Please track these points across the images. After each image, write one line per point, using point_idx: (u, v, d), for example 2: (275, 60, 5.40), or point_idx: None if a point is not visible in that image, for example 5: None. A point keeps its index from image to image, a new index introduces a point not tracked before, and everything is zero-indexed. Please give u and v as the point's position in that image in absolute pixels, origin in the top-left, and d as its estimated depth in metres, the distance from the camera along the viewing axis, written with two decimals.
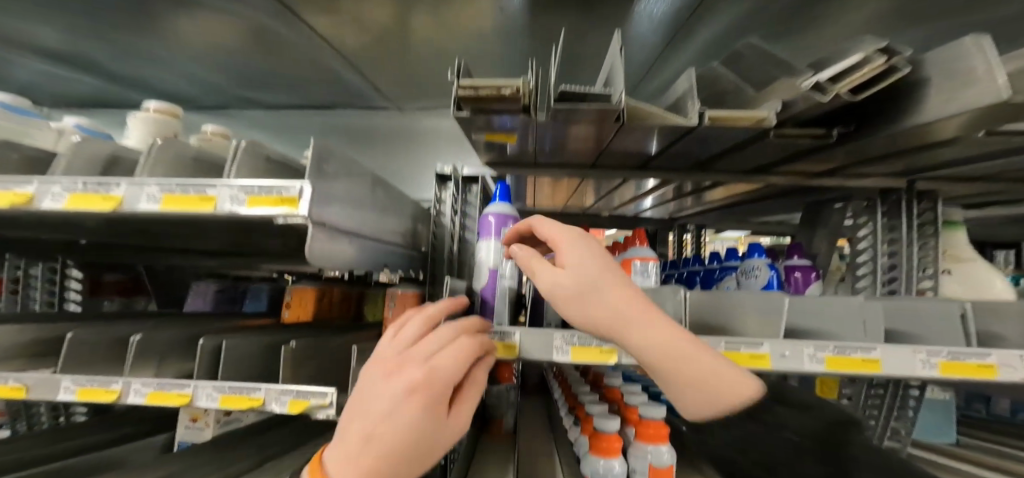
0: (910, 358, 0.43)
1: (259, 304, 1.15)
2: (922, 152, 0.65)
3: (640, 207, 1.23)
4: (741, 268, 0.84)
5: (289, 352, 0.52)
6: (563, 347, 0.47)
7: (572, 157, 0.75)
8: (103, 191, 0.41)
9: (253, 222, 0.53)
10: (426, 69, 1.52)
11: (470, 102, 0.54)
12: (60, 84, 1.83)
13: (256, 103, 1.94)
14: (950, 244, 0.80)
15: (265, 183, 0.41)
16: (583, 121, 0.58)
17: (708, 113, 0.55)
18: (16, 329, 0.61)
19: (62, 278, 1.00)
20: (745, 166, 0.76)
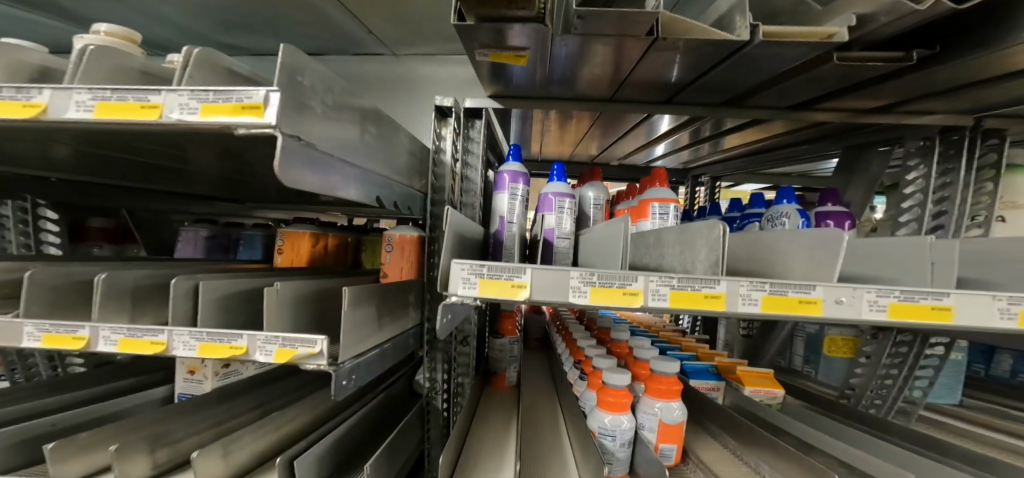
0: (986, 307, 0.37)
1: (253, 251, 1.12)
2: (1007, 82, 0.56)
3: (651, 156, 1.13)
4: (765, 215, 0.78)
5: (273, 294, 0.46)
6: (581, 287, 0.41)
7: (588, 90, 0.66)
8: (27, 99, 0.39)
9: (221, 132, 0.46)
10: (422, 7, 1.36)
11: (476, 2, 0.45)
12: (22, 31, 1.66)
13: (237, 50, 1.78)
14: (1009, 189, 0.72)
15: (218, 90, 0.36)
16: (608, 37, 0.50)
17: (761, 26, 0.47)
18: None
19: (35, 218, 0.93)
20: (789, 101, 0.67)
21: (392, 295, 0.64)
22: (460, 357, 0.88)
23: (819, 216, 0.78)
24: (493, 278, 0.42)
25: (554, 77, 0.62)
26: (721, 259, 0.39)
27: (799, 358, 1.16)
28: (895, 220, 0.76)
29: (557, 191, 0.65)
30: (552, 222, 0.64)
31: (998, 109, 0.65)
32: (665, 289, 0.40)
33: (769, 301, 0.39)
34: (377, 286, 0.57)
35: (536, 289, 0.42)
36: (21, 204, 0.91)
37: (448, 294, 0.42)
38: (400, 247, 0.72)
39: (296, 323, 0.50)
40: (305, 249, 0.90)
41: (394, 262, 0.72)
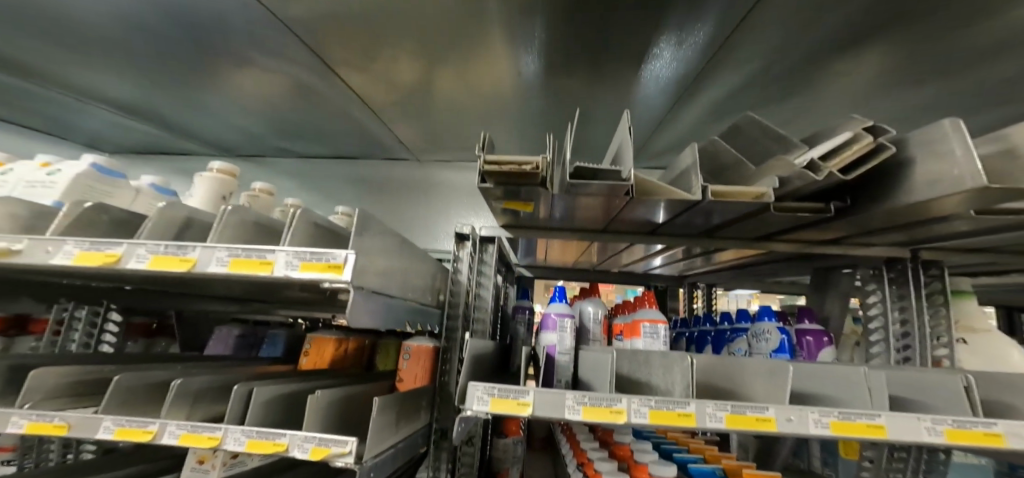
0: (916, 425, 0.48)
1: (274, 349, 1.19)
2: (920, 225, 0.69)
3: (650, 265, 1.27)
4: (752, 332, 0.87)
5: (313, 400, 0.54)
6: (575, 406, 0.49)
7: (583, 223, 0.81)
8: (181, 254, 0.47)
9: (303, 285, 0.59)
10: (449, 125, 1.67)
11: (494, 176, 0.61)
12: (120, 132, 2.04)
13: (290, 153, 2.11)
14: (963, 314, 0.84)
15: (315, 250, 0.47)
16: (594, 195, 0.62)
17: (709, 188, 0.58)
18: (65, 370, 0.65)
19: (102, 321, 1.08)
20: (751, 234, 0.81)
21: (408, 399, 0.71)
22: (463, 457, 0.89)
23: (798, 332, 0.87)
24: (503, 397, 0.51)
25: (554, 216, 0.78)
26: (693, 384, 0.52)
27: (816, 464, 1.12)
28: (867, 339, 0.85)
29: (559, 311, 0.82)
30: (554, 339, 0.79)
31: (928, 242, 0.77)
32: (645, 408, 0.49)
33: (731, 418, 0.48)
34: (398, 394, 0.66)
35: (539, 406, 0.51)
36: (95, 309, 1.06)
37: (465, 409, 0.51)
38: (416, 356, 0.87)
39: (326, 425, 0.57)
40: (328, 353, 1.00)
41: (409, 368, 0.87)
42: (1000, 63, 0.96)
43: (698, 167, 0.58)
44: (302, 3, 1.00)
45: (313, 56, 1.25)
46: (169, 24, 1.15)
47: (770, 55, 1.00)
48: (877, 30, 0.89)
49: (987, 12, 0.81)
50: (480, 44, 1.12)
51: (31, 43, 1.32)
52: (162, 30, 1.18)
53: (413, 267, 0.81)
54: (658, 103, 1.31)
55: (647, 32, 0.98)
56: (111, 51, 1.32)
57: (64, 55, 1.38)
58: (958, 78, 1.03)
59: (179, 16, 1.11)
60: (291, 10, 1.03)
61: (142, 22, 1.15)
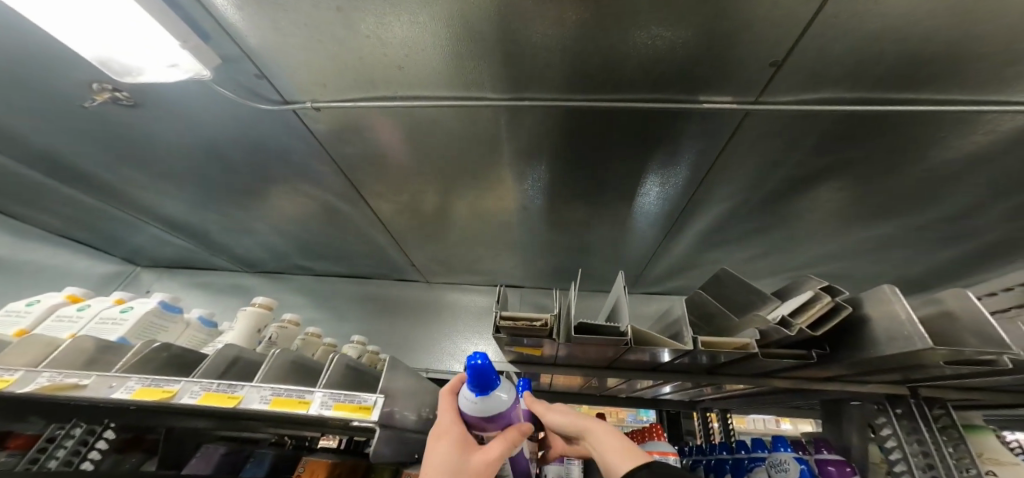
0: None
1: (257, 470, 1.09)
2: (904, 368, 0.74)
3: (659, 392, 1.25)
4: (770, 462, 0.85)
5: None
6: None
7: (588, 361, 0.85)
8: (229, 391, 0.52)
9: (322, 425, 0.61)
10: (461, 249, 1.86)
11: (506, 328, 0.68)
12: (162, 247, 2.26)
13: (309, 269, 2.27)
14: (991, 448, 0.82)
15: (348, 392, 0.53)
16: (598, 344, 0.68)
17: (698, 338, 0.66)
18: None
19: (94, 440, 1.07)
20: (749, 371, 0.85)
21: None
22: None
23: (820, 462, 0.86)
24: None
25: (560, 356, 0.83)
26: None
27: None
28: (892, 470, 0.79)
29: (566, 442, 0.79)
30: None
31: (922, 380, 0.80)
32: None
33: None
34: None
35: None
36: (91, 427, 1.07)
37: None
38: None
39: None
40: (323, 476, 0.93)
41: None
42: (929, 206, 1.18)
43: (686, 321, 0.68)
44: (355, 148, 1.25)
45: (358, 192, 1.50)
46: (250, 164, 1.43)
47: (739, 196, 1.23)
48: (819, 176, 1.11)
49: (898, 166, 1.04)
50: (495, 185, 1.37)
51: (129, 176, 1.61)
52: (241, 165, 1.45)
53: (424, 395, 0.84)
54: (648, 233, 1.50)
55: (632, 179, 1.23)
56: (191, 182, 1.60)
57: (150, 185, 1.66)
58: (893, 217, 1.25)
59: (260, 159, 1.39)
60: (346, 151, 1.27)
61: (228, 162, 1.44)
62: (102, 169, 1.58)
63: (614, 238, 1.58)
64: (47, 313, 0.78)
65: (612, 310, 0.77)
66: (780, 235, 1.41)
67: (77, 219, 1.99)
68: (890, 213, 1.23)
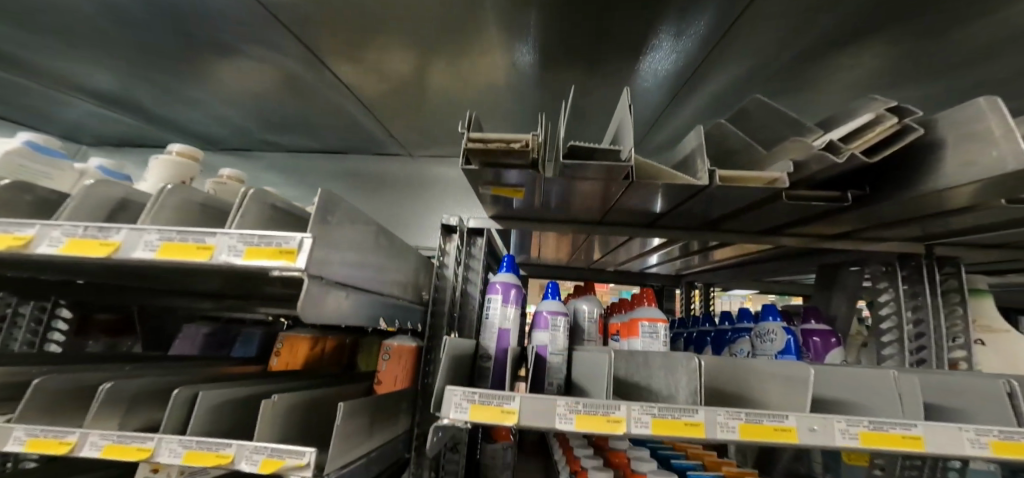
0: (956, 436, 0.41)
1: (248, 350, 1.15)
2: (935, 219, 0.65)
3: (644, 263, 1.21)
4: (753, 331, 0.77)
5: (268, 406, 0.48)
6: (567, 414, 0.44)
7: (580, 214, 0.77)
8: (102, 237, 0.40)
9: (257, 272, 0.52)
10: (441, 120, 1.60)
11: (477, 155, 0.57)
12: (98, 125, 1.96)
13: (276, 146, 2.02)
14: (981, 313, 0.77)
15: (265, 234, 0.40)
16: (589, 180, 0.58)
17: (717, 172, 0.55)
18: None
19: (50, 318, 0.96)
20: (756, 227, 0.76)
21: (385, 405, 0.67)
22: (449, 464, 0.88)
23: (803, 332, 0.79)
24: (484, 404, 0.45)
25: (548, 205, 0.73)
26: (699, 389, 0.44)
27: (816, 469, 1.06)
28: (878, 339, 0.79)
29: (551, 309, 0.73)
30: (545, 339, 0.71)
31: (944, 239, 0.73)
32: (647, 417, 0.43)
33: (745, 428, 0.42)
34: (370, 398, 0.61)
35: (526, 414, 0.45)
36: (41, 303, 0.95)
37: (441, 417, 0.45)
38: (397, 356, 0.79)
39: (284, 433, 0.51)
40: (303, 353, 0.92)
41: (389, 369, 0.79)
42: None
43: (704, 150, 0.56)
44: None
45: (301, 45, 1.19)
46: (148, 9, 1.09)
47: (764, 54, 0.96)
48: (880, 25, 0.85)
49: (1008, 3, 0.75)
50: (473, 37, 1.07)
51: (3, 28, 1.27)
52: (139, 16, 1.12)
53: (400, 255, 0.77)
54: (652, 100, 1.24)
55: (644, 25, 0.93)
56: (86, 41, 1.27)
57: (32, 40, 1.31)
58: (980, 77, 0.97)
59: (160, 5, 1.06)
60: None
61: (117, 7, 1.09)
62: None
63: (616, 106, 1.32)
64: None
65: (614, 138, 0.67)
66: (829, 112, 1.16)
67: None
68: (963, 75, 0.98)
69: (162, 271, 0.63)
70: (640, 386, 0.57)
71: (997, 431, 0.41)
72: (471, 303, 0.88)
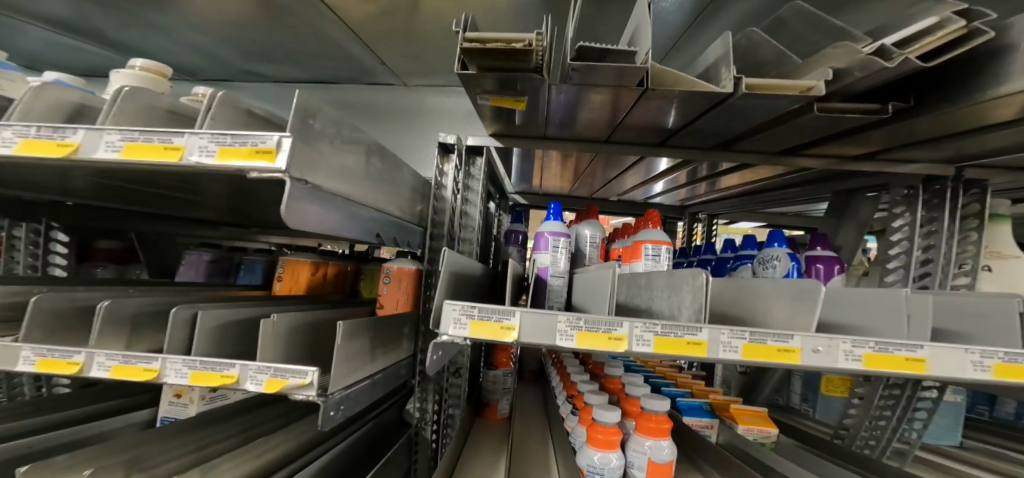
0: (960, 359, 0.40)
1: (253, 277, 1.16)
2: (974, 135, 0.60)
3: (649, 193, 1.18)
4: (757, 258, 0.75)
5: (269, 326, 0.48)
6: (568, 332, 0.43)
7: (584, 131, 0.73)
8: (58, 138, 0.37)
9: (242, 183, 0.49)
10: (434, 43, 1.44)
11: (476, 59, 0.52)
12: (63, 54, 1.79)
13: (258, 76, 1.87)
14: (993, 239, 0.74)
15: (237, 133, 0.36)
16: (598, 87, 0.55)
17: (743, 79, 0.52)
18: None
19: (46, 241, 0.94)
20: (774, 146, 0.72)
21: (387, 327, 0.68)
22: (451, 387, 0.96)
23: (808, 259, 0.76)
24: (483, 319, 0.45)
25: (551, 119, 0.69)
26: (705, 307, 0.42)
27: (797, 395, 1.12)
28: (882, 267, 0.78)
29: (554, 230, 0.71)
30: (546, 260, 0.70)
31: (977, 160, 0.68)
32: (649, 335, 0.42)
33: (748, 349, 0.41)
34: (371, 321, 0.61)
35: (526, 332, 0.45)
36: (34, 226, 0.92)
37: (440, 333, 0.45)
38: (397, 279, 0.79)
39: (290, 354, 0.52)
40: (304, 278, 0.92)
41: (390, 293, 0.78)
42: None
43: (731, 56, 0.52)
44: None
45: None
46: None
47: None
48: None
49: None
50: None
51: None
52: None
53: (398, 176, 0.74)
54: (672, 23, 1.09)
55: None
56: None
57: None
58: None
59: None
60: None
61: None
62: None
63: None
64: None
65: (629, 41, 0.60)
66: None
67: None
68: None
69: (146, 180, 0.60)
70: (641, 307, 0.56)
71: (1004, 355, 0.39)
72: (468, 221, 0.87)
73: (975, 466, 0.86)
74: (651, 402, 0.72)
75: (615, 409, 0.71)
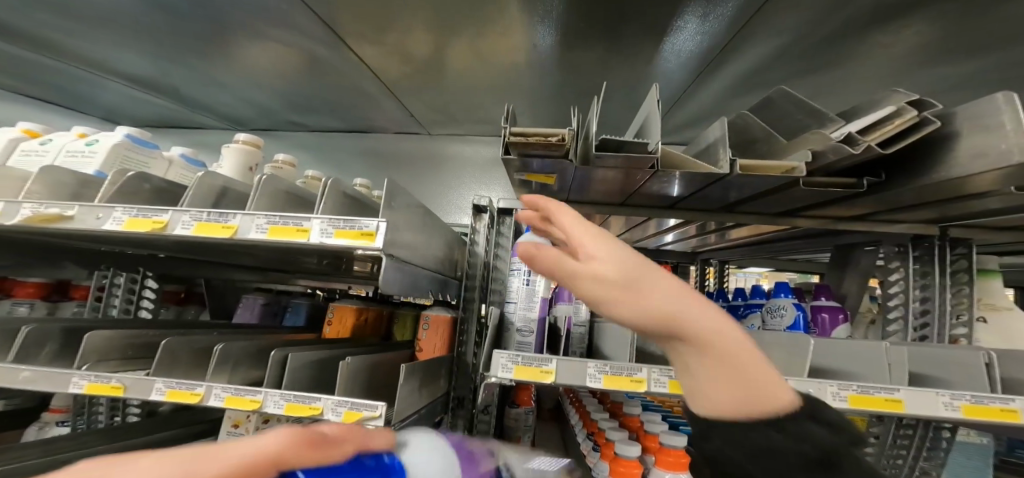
0: (932, 400, 0.48)
1: (298, 318, 1.25)
2: (943, 200, 0.69)
3: (661, 242, 1.26)
4: (766, 307, 0.82)
5: (345, 368, 0.58)
6: (596, 375, 0.52)
7: (600, 196, 0.84)
8: (223, 222, 0.49)
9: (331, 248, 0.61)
10: (461, 99, 1.64)
11: (516, 148, 0.65)
12: (135, 107, 2.06)
13: (303, 125, 2.10)
14: (986, 292, 0.79)
15: (347, 219, 0.49)
16: (616, 167, 0.67)
17: (737, 162, 0.64)
18: (111, 333, 0.68)
19: (140, 288, 1.07)
20: (772, 209, 0.81)
21: (430, 369, 0.77)
22: (479, 424, 0.96)
23: (813, 309, 0.82)
24: (526, 364, 0.54)
25: (571, 188, 0.81)
26: None
27: None
28: (885, 316, 0.84)
29: None
30: (568, 310, 0.79)
31: (958, 221, 0.77)
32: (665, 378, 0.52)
33: None
34: (419, 362, 0.70)
35: (561, 374, 0.54)
36: (133, 276, 1.05)
37: (490, 376, 0.54)
38: (434, 326, 0.87)
39: (355, 389, 0.61)
40: (351, 323, 1.03)
41: (428, 338, 0.87)
42: None
43: (728, 141, 0.64)
44: None
45: (325, 28, 1.25)
46: None
47: (794, 34, 0.96)
48: (910, 5, 0.85)
49: None
50: (496, 15, 1.09)
51: (59, 23, 1.40)
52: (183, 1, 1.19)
53: (440, 232, 0.86)
54: (675, 81, 1.25)
55: (669, 7, 0.95)
56: (136, 26, 1.37)
57: (89, 30, 1.43)
58: (1007, 56, 0.97)
59: None
60: None
61: None
62: (12, 11, 1.37)
63: (637, 87, 1.33)
64: (13, 146, 0.79)
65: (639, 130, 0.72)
66: (855, 91, 1.16)
67: (36, 73, 1.80)
68: (997, 50, 0.96)
69: (243, 246, 0.74)
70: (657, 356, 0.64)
71: (969, 397, 0.47)
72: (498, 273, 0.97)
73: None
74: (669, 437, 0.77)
75: (636, 443, 0.78)
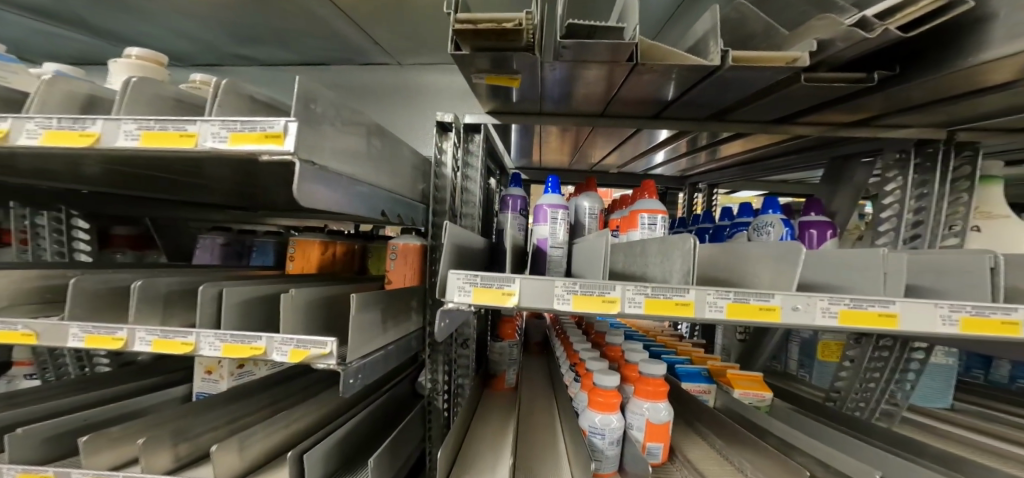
0: (931, 314, 0.43)
1: (266, 258, 1.15)
2: (961, 100, 0.61)
3: (650, 164, 1.18)
4: (752, 225, 0.76)
5: (288, 300, 0.52)
6: (564, 296, 0.47)
7: (580, 105, 0.75)
8: (79, 129, 0.45)
9: (251, 159, 0.51)
10: (426, 23, 1.41)
11: (468, 39, 0.54)
12: (45, 42, 1.76)
13: (251, 61, 1.84)
14: (984, 201, 0.74)
15: (246, 121, 0.42)
16: (593, 64, 0.58)
17: (729, 53, 0.54)
18: None
19: (68, 228, 0.98)
20: (768, 115, 0.73)
21: (398, 302, 0.72)
22: (459, 359, 0.98)
23: (801, 225, 0.77)
24: (486, 287, 0.48)
25: (549, 94, 0.70)
26: (693, 270, 0.44)
27: (793, 362, 1.17)
28: (875, 231, 0.80)
29: (552, 203, 0.73)
30: (545, 232, 0.73)
31: (969, 123, 0.69)
32: (640, 297, 0.45)
33: (732, 308, 0.44)
34: (382, 295, 0.64)
35: (525, 296, 0.48)
36: (55, 214, 0.96)
37: (446, 301, 0.48)
38: (404, 254, 0.80)
39: (309, 325, 0.56)
40: (316, 257, 0.95)
41: (398, 269, 0.80)
42: None
43: (718, 29, 0.53)
44: None
45: None
46: None
47: None
48: None
49: None
50: None
51: None
52: None
53: (398, 152, 0.75)
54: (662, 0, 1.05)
55: None
56: None
57: None
58: None
59: None
60: None
61: None
62: None
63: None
64: None
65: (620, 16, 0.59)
66: None
67: None
68: None
69: (160, 165, 0.63)
70: (636, 272, 0.59)
71: (971, 309, 0.42)
72: (471, 197, 0.89)
73: (967, 428, 0.90)
74: (649, 366, 0.75)
75: (615, 373, 0.74)
